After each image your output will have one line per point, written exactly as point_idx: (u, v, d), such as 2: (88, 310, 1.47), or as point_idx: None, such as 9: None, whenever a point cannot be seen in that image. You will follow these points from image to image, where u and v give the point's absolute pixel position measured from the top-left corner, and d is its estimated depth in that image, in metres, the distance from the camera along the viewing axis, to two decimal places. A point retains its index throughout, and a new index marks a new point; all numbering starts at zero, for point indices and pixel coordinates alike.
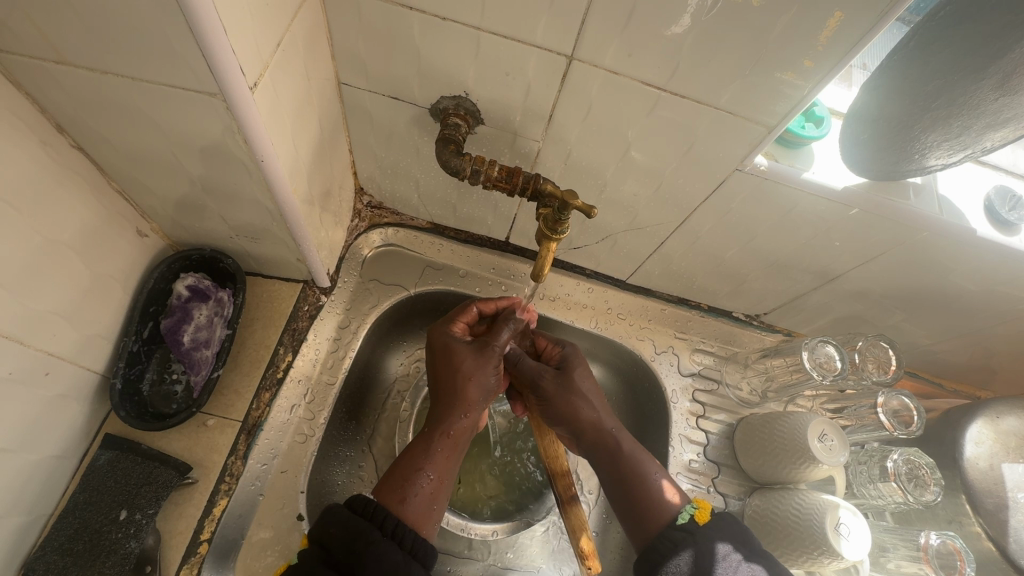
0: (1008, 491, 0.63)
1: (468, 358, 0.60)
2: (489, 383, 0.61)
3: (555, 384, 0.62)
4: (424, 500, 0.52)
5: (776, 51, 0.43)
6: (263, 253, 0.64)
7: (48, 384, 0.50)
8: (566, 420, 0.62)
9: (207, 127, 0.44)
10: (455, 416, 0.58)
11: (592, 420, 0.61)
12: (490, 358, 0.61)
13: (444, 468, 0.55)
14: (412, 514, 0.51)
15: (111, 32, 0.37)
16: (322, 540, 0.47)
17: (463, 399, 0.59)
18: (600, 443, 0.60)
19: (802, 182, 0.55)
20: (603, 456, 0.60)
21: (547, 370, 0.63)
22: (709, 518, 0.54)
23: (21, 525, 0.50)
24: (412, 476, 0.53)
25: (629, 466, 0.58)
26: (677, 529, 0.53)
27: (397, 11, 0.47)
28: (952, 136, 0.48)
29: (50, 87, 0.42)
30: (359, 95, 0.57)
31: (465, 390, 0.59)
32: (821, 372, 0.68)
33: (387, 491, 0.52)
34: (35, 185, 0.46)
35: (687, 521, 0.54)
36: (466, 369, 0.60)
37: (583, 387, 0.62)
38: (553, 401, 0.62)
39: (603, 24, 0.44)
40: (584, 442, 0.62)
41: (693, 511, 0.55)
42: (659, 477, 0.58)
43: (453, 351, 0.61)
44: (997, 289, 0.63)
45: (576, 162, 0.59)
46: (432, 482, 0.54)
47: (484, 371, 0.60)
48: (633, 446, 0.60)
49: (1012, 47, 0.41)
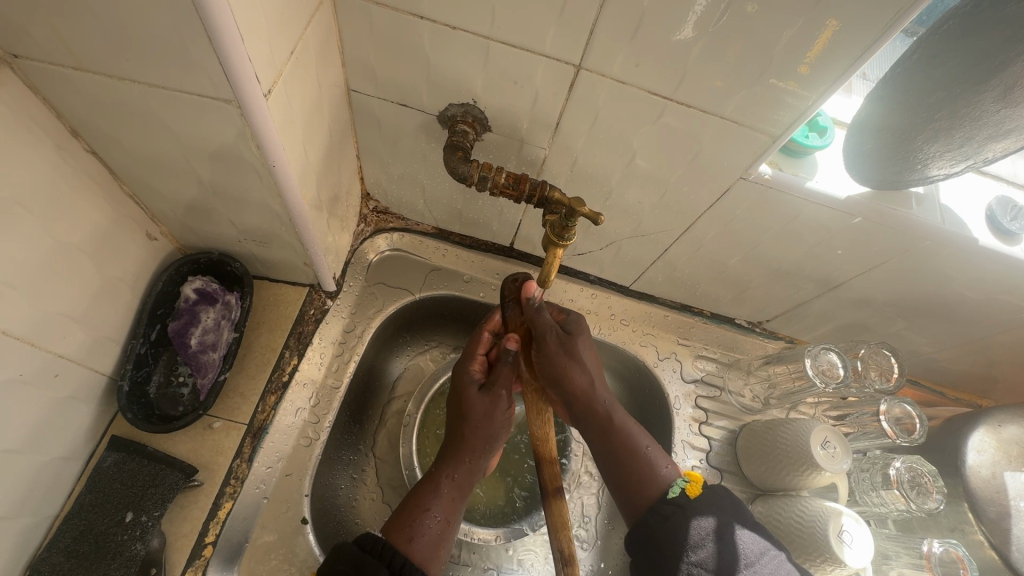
0: (1010, 500, 0.64)
1: (478, 403, 0.64)
2: (496, 429, 0.65)
3: (557, 345, 0.60)
4: (431, 541, 0.54)
5: (781, 63, 0.44)
6: (270, 257, 0.65)
7: (57, 385, 0.51)
8: (559, 386, 0.60)
9: (220, 133, 0.45)
10: (461, 460, 0.61)
11: (585, 388, 0.59)
12: (500, 400, 0.65)
13: (450, 510, 0.57)
14: (420, 553, 0.52)
15: (129, 39, 0.37)
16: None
17: (469, 446, 0.62)
18: (592, 413, 0.60)
19: (806, 191, 0.55)
20: (594, 425, 0.60)
21: (551, 329, 0.60)
22: (700, 492, 0.54)
23: (28, 527, 0.50)
24: (418, 516, 0.55)
25: (620, 438, 0.58)
26: (667, 503, 0.53)
27: (407, 19, 0.48)
28: (954, 147, 0.49)
29: (66, 92, 0.43)
30: (368, 102, 0.58)
31: (471, 437, 0.63)
32: (822, 379, 0.69)
33: (394, 530, 0.54)
34: (49, 188, 0.46)
35: (677, 494, 0.54)
36: (473, 416, 0.63)
37: (580, 354, 0.60)
38: (553, 362, 0.59)
39: (611, 35, 0.45)
40: (577, 410, 0.61)
41: (684, 485, 0.55)
42: (649, 449, 0.58)
43: (465, 396, 0.65)
44: (999, 297, 0.64)
45: (582, 169, 0.60)
46: (439, 522, 0.56)
47: (493, 416, 0.64)
48: (626, 418, 0.60)
49: (1014, 60, 0.42)
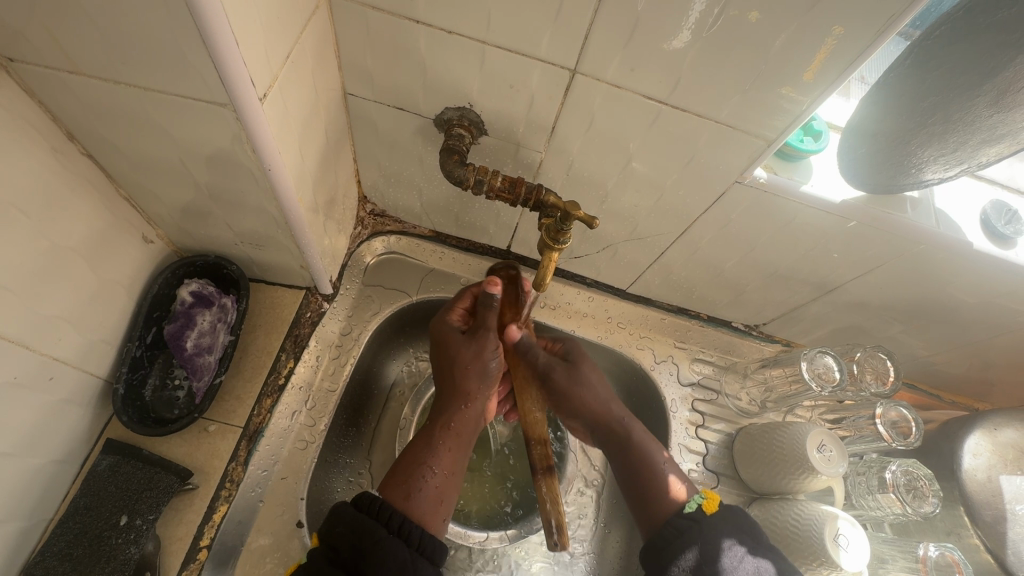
0: (1006, 503, 0.64)
1: (465, 347, 0.61)
2: (489, 368, 0.61)
3: (566, 376, 0.63)
4: (431, 496, 0.53)
5: (776, 67, 0.44)
6: (266, 260, 0.65)
7: (53, 388, 0.51)
8: (579, 412, 0.64)
9: (216, 136, 0.45)
10: (454, 407, 0.60)
11: (603, 408, 0.63)
12: (487, 342, 0.61)
13: (450, 463, 0.57)
14: (418, 510, 0.52)
15: (125, 44, 0.38)
16: (330, 542, 0.47)
17: (464, 391, 0.60)
18: (610, 432, 0.63)
19: (801, 195, 0.55)
20: (613, 443, 0.63)
21: (556, 366, 0.63)
22: (716, 509, 0.55)
23: (22, 530, 0.50)
24: (415, 472, 0.54)
25: (640, 454, 0.61)
26: (682, 518, 0.55)
27: (402, 23, 0.48)
28: (947, 152, 0.49)
29: (63, 96, 0.43)
30: (365, 105, 0.58)
31: (463, 382, 0.60)
32: (819, 382, 0.68)
33: (391, 488, 0.53)
34: (46, 192, 0.47)
35: (694, 509, 0.55)
36: (462, 361, 0.61)
37: (590, 380, 0.63)
38: (567, 395, 0.63)
39: (607, 39, 0.45)
40: (595, 430, 0.64)
41: (701, 500, 0.56)
42: (670, 466, 0.61)
43: (450, 344, 0.62)
44: (994, 301, 0.64)
45: (578, 172, 0.60)
46: (439, 476, 0.55)
47: (483, 358, 0.61)
48: (644, 435, 0.63)
49: (1006, 66, 0.42)
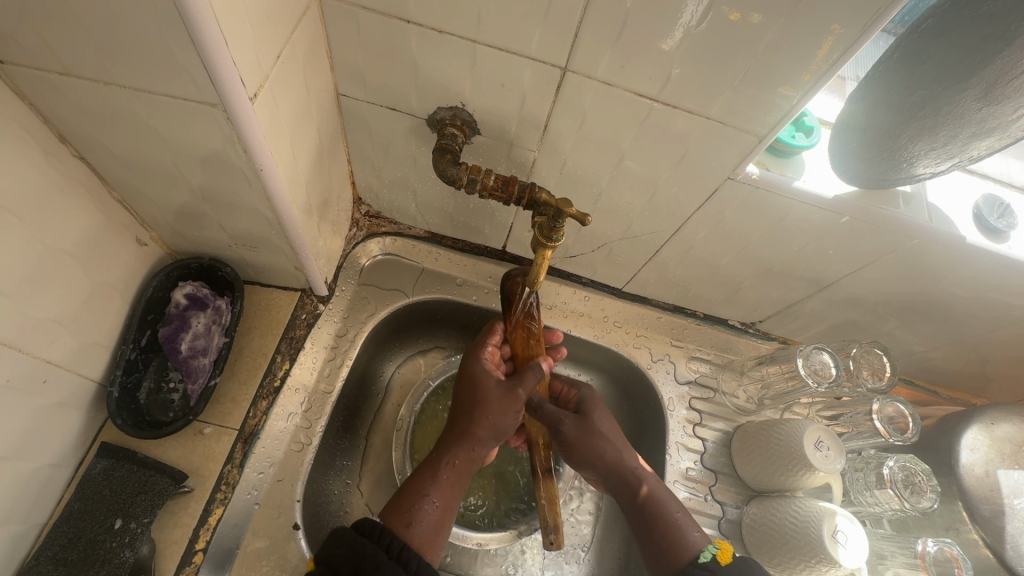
0: (1005, 498, 0.63)
1: (492, 397, 0.59)
2: (504, 424, 0.59)
3: (576, 428, 0.63)
4: (429, 527, 0.52)
5: (764, 62, 0.44)
6: (261, 262, 0.65)
7: (46, 392, 0.51)
8: (592, 464, 0.62)
9: (208, 137, 0.45)
10: (461, 446, 0.57)
11: (614, 460, 0.61)
12: (519, 401, 0.59)
13: (449, 496, 0.54)
14: (416, 539, 0.51)
15: (115, 45, 0.38)
16: (328, 561, 0.46)
17: (472, 434, 0.57)
18: (623, 485, 0.60)
19: (794, 191, 0.55)
20: (625, 494, 0.60)
21: (567, 418, 0.63)
22: (732, 561, 0.52)
23: (15, 533, 0.50)
24: (416, 503, 0.53)
25: (651, 506, 0.58)
26: (698, 567, 0.52)
27: (393, 23, 0.48)
28: (938, 145, 0.49)
29: (54, 99, 0.43)
30: (358, 106, 0.58)
31: (476, 425, 0.58)
32: (816, 379, 0.68)
33: (392, 515, 0.52)
34: (39, 195, 0.47)
35: (709, 560, 0.52)
36: (486, 403, 0.59)
37: (601, 429, 0.63)
38: (576, 447, 0.62)
39: (597, 36, 0.45)
40: (612, 484, 0.61)
41: (715, 550, 0.53)
42: (681, 514, 0.57)
43: (476, 387, 0.61)
44: (989, 296, 0.64)
45: (571, 171, 0.60)
46: (437, 508, 0.53)
47: (506, 414, 0.59)
48: (658, 483, 0.60)
49: (995, 58, 0.42)
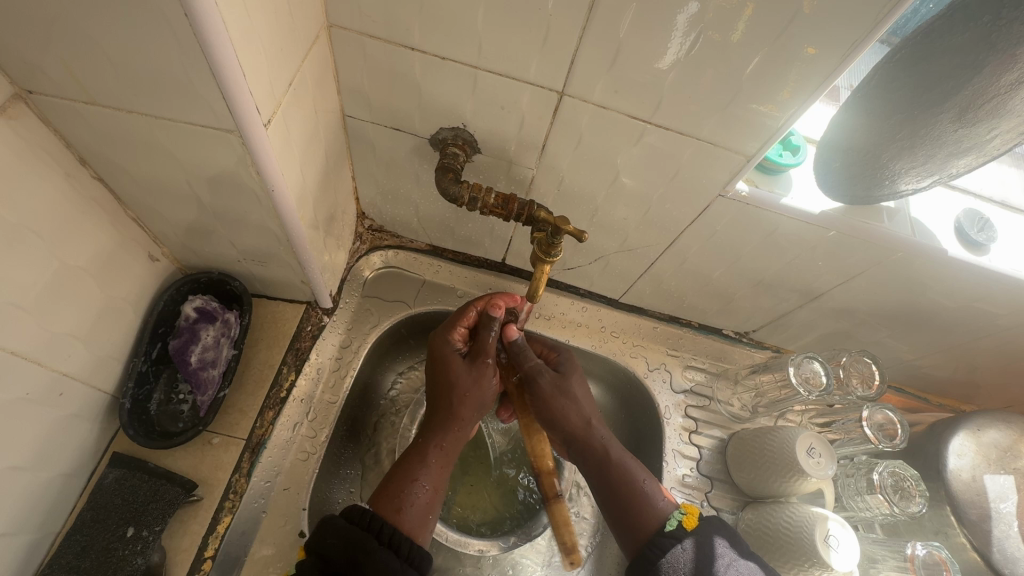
0: (990, 502, 0.65)
1: (466, 373, 0.62)
2: (483, 398, 0.64)
3: (552, 383, 0.65)
4: (420, 510, 0.55)
5: (752, 87, 0.47)
6: (268, 276, 0.67)
7: (62, 404, 0.52)
8: (556, 424, 0.64)
9: (222, 160, 0.47)
10: (449, 429, 0.61)
11: (583, 427, 0.63)
12: (487, 369, 0.63)
13: (438, 478, 0.58)
14: (407, 523, 0.53)
15: (137, 75, 0.40)
16: (321, 552, 0.48)
17: (458, 414, 0.61)
18: (590, 451, 0.62)
19: (781, 207, 0.58)
20: (591, 460, 0.62)
21: (546, 371, 0.66)
22: (696, 523, 0.56)
23: (30, 542, 0.52)
24: (407, 487, 0.55)
25: (619, 472, 0.60)
26: (664, 537, 0.55)
27: (399, 50, 0.50)
28: (919, 164, 0.52)
29: (77, 125, 0.46)
30: (363, 126, 0.61)
31: (459, 406, 0.61)
32: (807, 388, 0.70)
33: (383, 501, 0.54)
34: (59, 215, 0.49)
35: (675, 527, 0.56)
36: (459, 385, 0.62)
37: (575, 393, 0.65)
38: (551, 404, 0.64)
39: (592, 64, 0.47)
40: (576, 448, 0.64)
41: (681, 516, 0.57)
42: (648, 482, 0.60)
43: (450, 364, 0.63)
44: (972, 305, 0.66)
45: (568, 188, 0.62)
46: (428, 491, 0.56)
47: (481, 383, 0.63)
48: (621, 451, 0.62)
49: (965, 84, 0.45)
